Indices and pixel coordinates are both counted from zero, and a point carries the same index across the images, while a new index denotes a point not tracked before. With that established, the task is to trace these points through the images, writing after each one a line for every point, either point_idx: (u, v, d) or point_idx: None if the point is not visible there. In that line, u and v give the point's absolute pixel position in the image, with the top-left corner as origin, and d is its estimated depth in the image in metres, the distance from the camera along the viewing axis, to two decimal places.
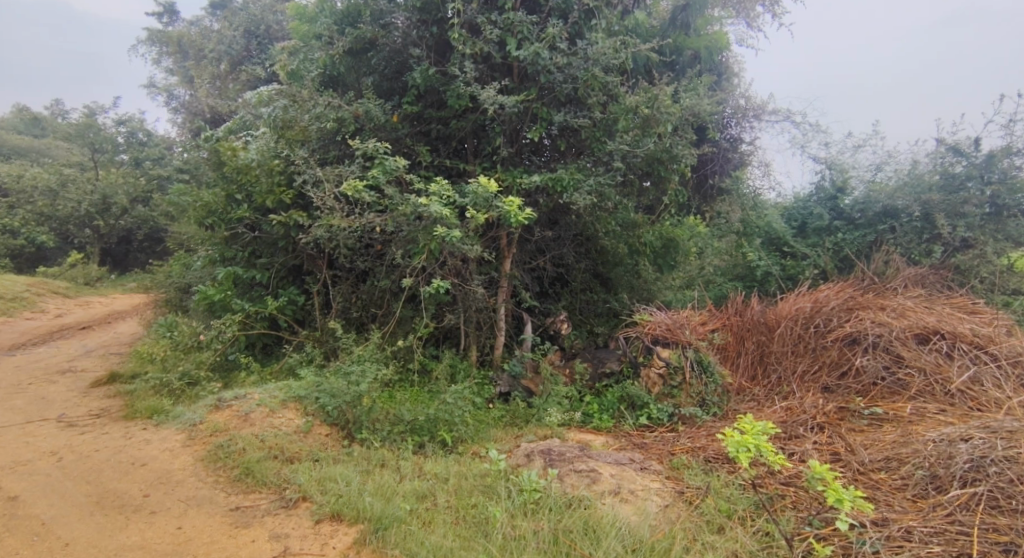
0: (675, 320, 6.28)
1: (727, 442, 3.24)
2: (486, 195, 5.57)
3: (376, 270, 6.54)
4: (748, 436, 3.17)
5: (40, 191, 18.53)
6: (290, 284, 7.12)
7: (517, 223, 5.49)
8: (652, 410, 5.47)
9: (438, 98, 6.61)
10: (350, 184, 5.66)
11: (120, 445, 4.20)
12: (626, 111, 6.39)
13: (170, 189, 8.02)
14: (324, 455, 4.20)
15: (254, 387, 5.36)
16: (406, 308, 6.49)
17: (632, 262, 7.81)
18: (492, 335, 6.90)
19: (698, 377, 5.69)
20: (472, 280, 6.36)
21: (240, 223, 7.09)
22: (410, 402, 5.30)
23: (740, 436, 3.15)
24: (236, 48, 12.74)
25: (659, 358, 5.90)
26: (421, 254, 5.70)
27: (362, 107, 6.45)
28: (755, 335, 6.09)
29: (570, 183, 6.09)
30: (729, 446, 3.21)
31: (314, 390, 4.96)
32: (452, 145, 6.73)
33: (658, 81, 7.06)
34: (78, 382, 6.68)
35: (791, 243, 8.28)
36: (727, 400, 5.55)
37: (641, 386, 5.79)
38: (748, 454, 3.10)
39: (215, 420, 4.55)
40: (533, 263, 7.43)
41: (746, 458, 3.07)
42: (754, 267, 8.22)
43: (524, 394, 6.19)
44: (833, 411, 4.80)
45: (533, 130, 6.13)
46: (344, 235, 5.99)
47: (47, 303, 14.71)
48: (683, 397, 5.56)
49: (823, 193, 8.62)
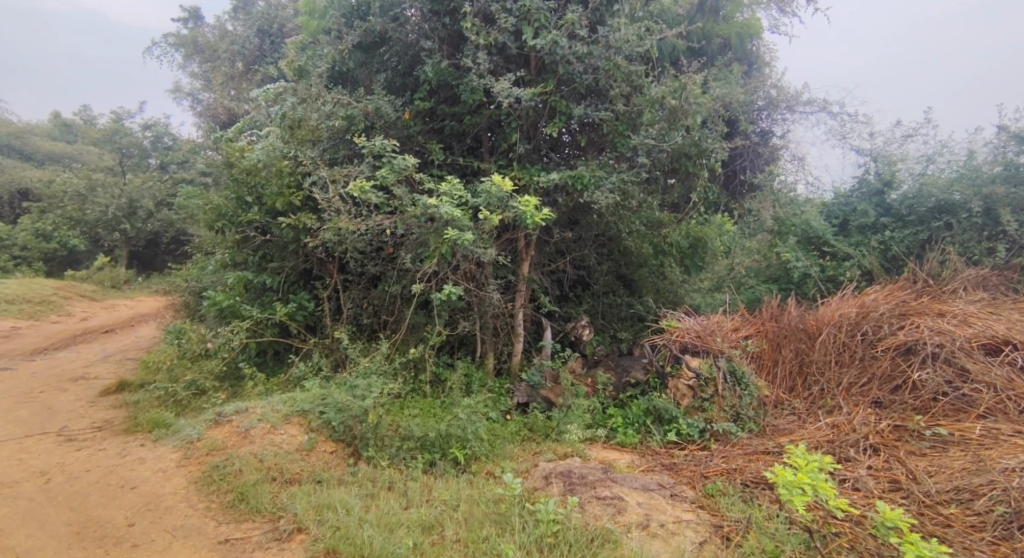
0: (704, 327, 5.94)
1: (782, 483, 3.14)
2: (500, 195, 5.21)
3: (387, 275, 6.25)
4: (802, 476, 3.08)
5: (69, 195, 18.85)
6: (302, 288, 6.88)
7: (534, 224, 5.12)
8: (681, 425, 5.03)
9: (451, 93, 6.28)
10: (356, 183, 5.34)
11: (111, 466, 3.97)
12: (653, 103, 5.87)
13: (183, 193, 7.94)
14: (326, 476, 3.96)
15: (258, 399, 5.08)
16: (418, 314, 6.21)
17: (657, 263, 7.51)
18: (510, 342, 6.58)
19: (732, 389, 5.24)
20: (487, 285, 6.02)
21: (249, 227, 6.86)
22: (421, 415, 4.99)
23: (793, 476, 3.05)
24: (250, 48, 12.63)
25: (688, 368, 5.46)
26: (432, 258, 5.40)
27: (372, 104, 6.18)
28: (793, 341, 5.65)
29: (591, 180, 5.72)
30: (783, 487, 3.10)
31: (319, 404, 4.67)
32: (466, 143, 6.46)
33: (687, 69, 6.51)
34: (88, 390, 6.55)
35: (833, 241, 7.72)
36: (763, 414, 5.10)
37: (668, 398, 5.36)
38: (803, 495, 2.98)
39: (212, 437, 4.29)
40: (553, 265, 7.07)
41: (800, 498, 2.94)
42: (791, 268, 7.66)
43: (544, 405, 5.84)
44: (888, 431, 4.32)
45: (550, 126, 5.75)
46: (354, 238, 5.72)
47: (73, 306, 14.87)
48: (715, 412, 5.11)
49: (866, 188, 8.06)
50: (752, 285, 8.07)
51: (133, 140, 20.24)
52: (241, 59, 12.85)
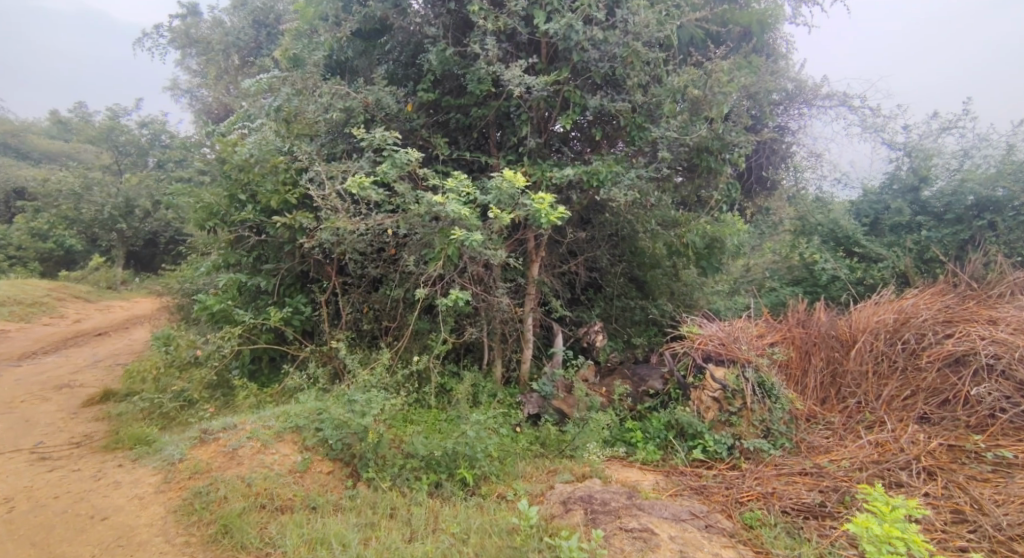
0: (729, 333, 5.56)
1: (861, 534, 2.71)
2: (512, 191, 4.81)
3: (389, 277, 5.86)
4: (889, 528, 2.66)
5: (65, 194, 18.48)
6: (298, 291, 6.48)
7: (548, 223, 4.73)
8: (708, 442, 4.63)
9: (457, 84, 5.89)
10: (355, 179, 4.99)
11: (83, 491, 3.59)
12: (674, 93, 5.46)
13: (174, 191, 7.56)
14: (322, 502, 3.57)
15: (248, 414, 4.69)
16: (422, 320, 5.80)
17: (671, 264, 7.16)
18: (520, 349, 6.20)
19: (761, 402, 4.83)
20: (496, 289, 5.62)
21: (243, 226, 6.48)
22: (426, 431, 4.60)
23: (880, 529, 2.63)
24: (245, 41, 12.17)
25: (713, 380, 5.01)
26: (437, 260, 5.03)
27: (372, 95, 5.79)
28: (824, 349, 5.30)
29: (608, 176, 5.34)
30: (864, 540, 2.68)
31: (314, 420, 4.27)
32: (473, 137, 6.06)
33: (714, 55, 6.06)
34: (71, 400, 6.17)
35: (864, 241, 7.38)
36: (795, 429, 4.72)
37: (691, 411, 4.95)
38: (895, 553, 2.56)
39: (196, 458, 3.89)
40: (563, 267, 6.67)
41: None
42: (818, 270, 7.32)
43: (556, 417, 5.45)
44: (941, 451, 3.96)
45: (563, 118, 5.35)
46: (354, 238, 5.34)
47: (67, 308, 14.51)
48: (745, 428, 4.69)
49: (897, 183, 7.69)
50: (775, 289, 7.70)
51: (130, 137, 19.83)
52: (236, 52, 12.41)
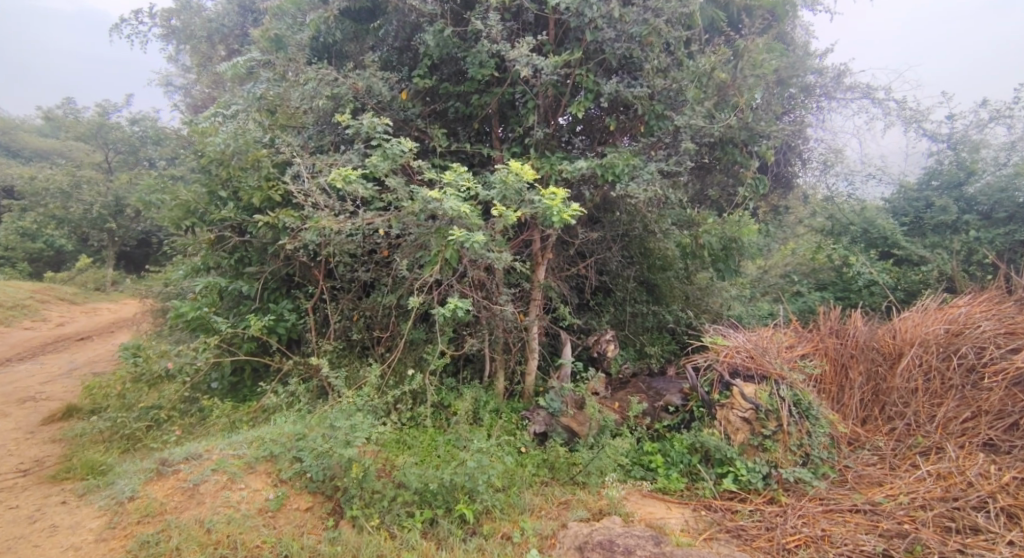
0: (757, 344, 5.01)
1: None
2: (518, 186, 4.26)
3: (381, 282, 5.33)
4: None
5: (52, 192, 17.84)
6: (284, 296, 5.93)
7: (560, 221, 4.17)
8: (740, 470, 4.07)
9: (456, 68, 5.38)
10: (339, 171, 4.43)
11: (12, 540, 3.05)
12: (698, 77, 4.92)
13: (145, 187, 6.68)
14: (295, 551, 3.02)
15: (219, 438, 4.13)
16: (417, 328, 5.25)
17: (683, 267, 6.58)
18: (524, 360, 5.66)
19: (798, 424, 4.27)
20: (499, 296, 5.07)
21: (224, 225, 5.94)
22: (422, 459, 4.05)
23: None
24: (228, 26, 8.89)
25: (743, 398, 4.43)
26: (434, 264, 4.48)
27: (362, 80, 5.25)
28: (865, 363, 4.83)
29: (625, 170, 4.82)
30: None
31: (292, 447, 3.72)
32: (473, 128, 5.53)
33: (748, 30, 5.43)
34: (32, 416, 5.62)
35: (904, 242, 6.91)
36: (839, 455, 4.21)
37: (719, 433, 4.36)
38: None
39: (149, 496, 3.35)
40: (572, 270, 6.13)
41: None
42: (854, 275, 6.81)
43: (566, 437, 4.91)
44: (1018, 487, 3.53)
45: (574, 106, 4.83)
46: (341, 239, 4.82)
47: (50, 311, 13.92)
48: (781, 454, 4.13)
49: (936, 178, 7.26)
50: (802, 293, 7.24)
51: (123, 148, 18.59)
52: (222, 42, 9.18)
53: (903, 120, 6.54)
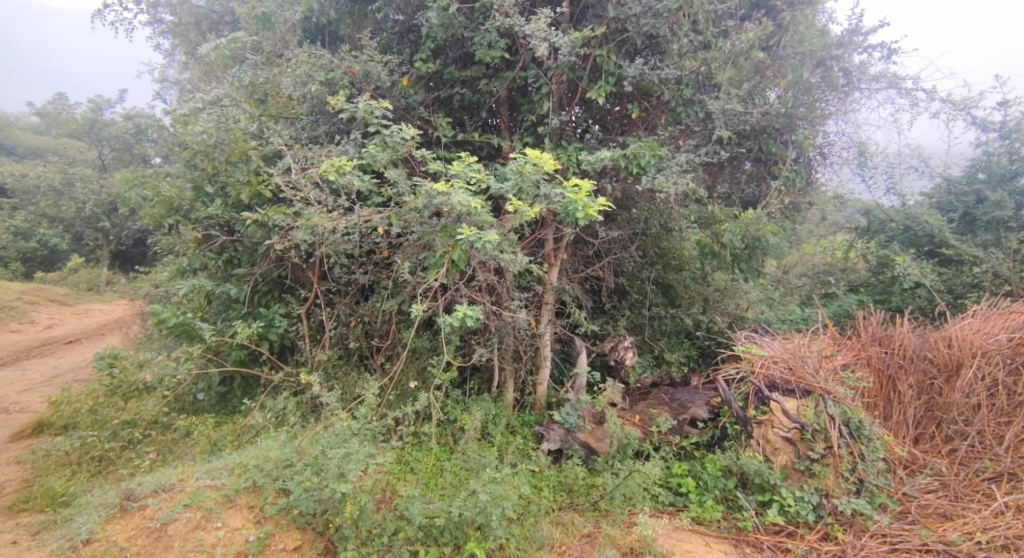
0: (795, 353, 4.52)
1: None
2: (535, 177, 3.81)
3: (380, 285, 4.85)
4: None
5: (43, 190, 17.32)
6: (275, 300, 5.43)
7: (583, 217, 3.71)
8: (786, 500, 3.63)
9: (462, 50, 4.93)
10: (331, 162, 3.97)
11: None
12: (732, 57, 4.45)
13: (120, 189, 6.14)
14: None
15: (198, 463, 3.67)
16: (420, 336, 4.77)
17: (699, 267, 6.18)
18: (536, 369, 5.19)
19: (849, 446, 3.82)
20: (511, 301, 4.60)
21: (211, 223, 5.47)
22: (430, 488, 3.62)
23: None
24: (218, 12, 8.35)
25: (784, 415, 3.97)
26: (439, 267, 4.02)
27: (359, 63, 4.79)
28: (919, 375, 4.39)
29: (652, 161, 4.37)
30: None
31: (277, 477, 3.23)
32: (480, 116, 5.06)
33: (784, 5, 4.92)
34: (1, 431, 5.17)
35: (954, 241, 6.45)
36: (895, 481, 3.79)
37: (758, 455, 3.90)
38: None
39: (108, 540, 2.89)
40: (587, 271, 5.65)
41: None
42: (899, 277, 6.28)
43: (585, 455, 4.45)
44: None
45: (593, 90, 4.37)
46: (336, 238, 4.35)
47: (40, 312, 13.48)
48: (832, 481, 3.68)
49: (983, 170, 6.80)
50: (836, 295, 6.80)
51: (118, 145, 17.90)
52: (212, 29, 8.65)
53: (951, 105, 5.92)
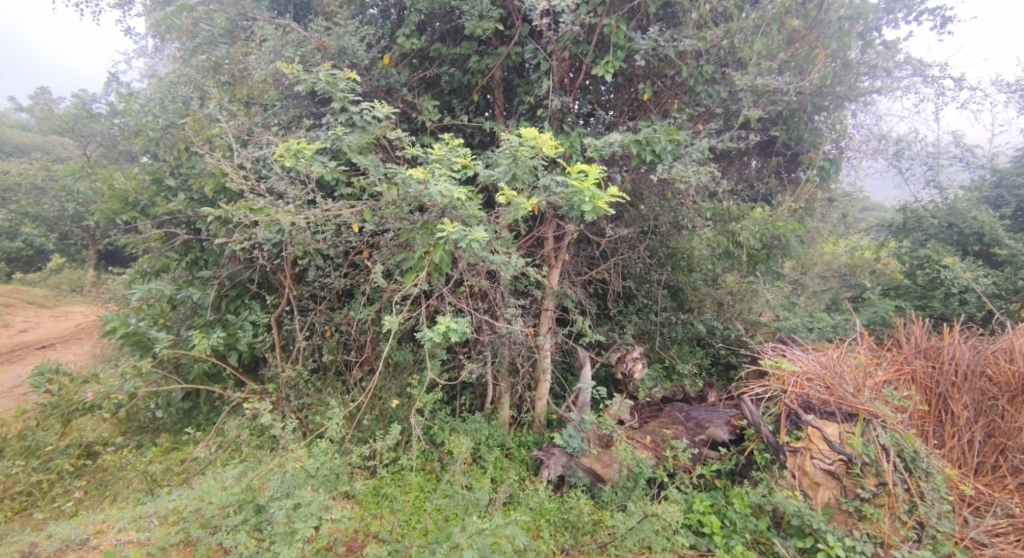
0: (831, 366, 3.93)
1: None
2: (532, 162, 3.23)
3: (355, 289, 4.26)
4: None
5: (28, 188, 16.69)
6: (244, 307, 4.78)
7: (592, 210, 3.13)
8: (836, 549, 3.04)
9: (450, 24, 4.29)
10: (288, 147, 3.44)
11: None
12: (757, 28, 3.88)
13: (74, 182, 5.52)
14: None
15: (130, 507, 3.07)
16: (400, 348, 4.18)
17: (710, 267, 5.54)
18: (533, 384, 4.60)
19: (906, 482, 3.25)
20: (505, 309, 4.01)
21: (171, 218, 4.82)
22: (409, 534, 3.03)
23: None
24: None
25: (824, 444, 3.41)
26: (420, 270, 3.44)
27: (332, 37, 4.19)
28: (977, 394, 3.81)
29: (668, 147, 3.79)
30: None
31: (214, 530, 2.63)
32: (472, 99, 4.47)
33: None
34: None
35: (1007, 239, 5.84)
36: (960, 523, 3.22)
37: (796, 492, 3.33)
38: None
39: None
40: (590, 274, 5.06)
41: None
42: (945, 281, 5.74)
43: (590, 486, 3.86)
44: None
45: (600, 67, 3.80)
46: (303, 236, 3.76)
47: (16, 315, 12.85)
48: (887, 525, 3.12)
49: None
50: (873, 301, 6.19)
51: (101, 140, 17.17)
52: None
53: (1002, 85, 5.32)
